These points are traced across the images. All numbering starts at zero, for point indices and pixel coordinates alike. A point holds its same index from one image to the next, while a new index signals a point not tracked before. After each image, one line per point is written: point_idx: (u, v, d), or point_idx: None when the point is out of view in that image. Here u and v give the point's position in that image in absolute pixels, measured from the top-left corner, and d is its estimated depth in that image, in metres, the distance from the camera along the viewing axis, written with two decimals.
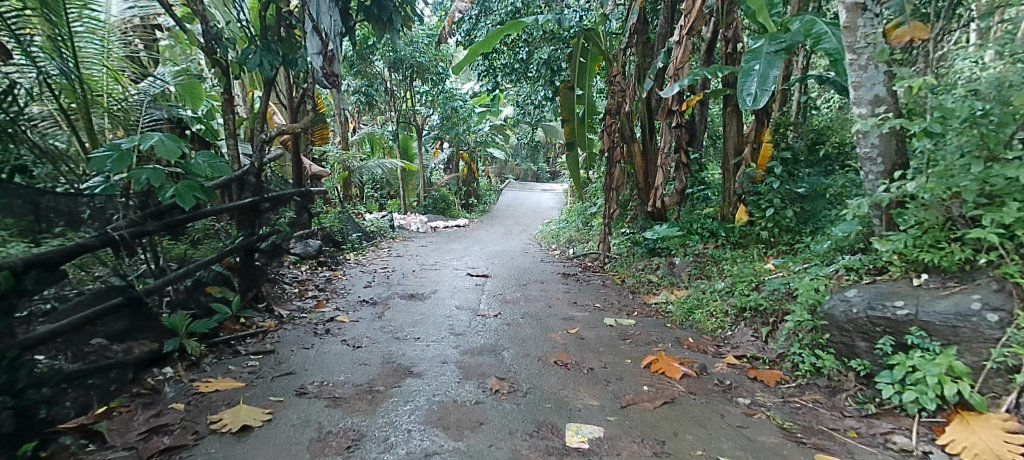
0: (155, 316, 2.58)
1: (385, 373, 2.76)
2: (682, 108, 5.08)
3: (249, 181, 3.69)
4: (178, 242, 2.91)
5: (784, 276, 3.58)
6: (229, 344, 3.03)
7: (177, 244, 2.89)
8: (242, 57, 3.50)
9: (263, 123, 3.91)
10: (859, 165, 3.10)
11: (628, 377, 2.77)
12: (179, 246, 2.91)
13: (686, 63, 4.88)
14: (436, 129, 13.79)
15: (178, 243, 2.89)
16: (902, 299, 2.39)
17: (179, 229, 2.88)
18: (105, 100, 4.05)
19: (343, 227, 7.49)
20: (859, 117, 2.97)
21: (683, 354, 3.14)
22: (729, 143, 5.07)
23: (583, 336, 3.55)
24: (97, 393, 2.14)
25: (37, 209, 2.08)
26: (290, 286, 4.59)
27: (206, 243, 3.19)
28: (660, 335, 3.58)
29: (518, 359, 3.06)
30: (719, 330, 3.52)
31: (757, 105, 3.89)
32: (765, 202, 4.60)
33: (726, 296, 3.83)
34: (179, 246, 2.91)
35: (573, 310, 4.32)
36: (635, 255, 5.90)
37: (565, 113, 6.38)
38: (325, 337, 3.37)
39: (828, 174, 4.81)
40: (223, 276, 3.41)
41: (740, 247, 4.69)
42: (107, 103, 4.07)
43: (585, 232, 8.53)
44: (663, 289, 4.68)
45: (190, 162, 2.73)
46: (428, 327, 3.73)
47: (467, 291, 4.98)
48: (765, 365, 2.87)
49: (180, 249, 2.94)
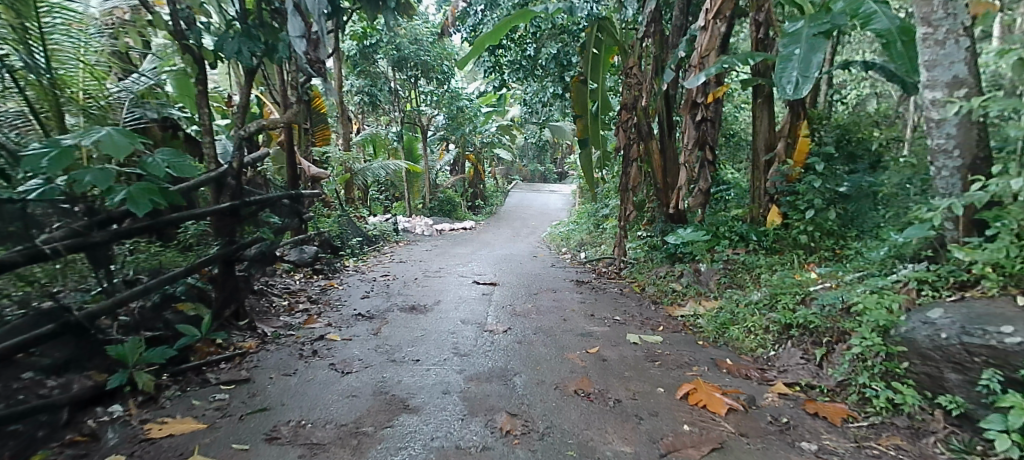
0: (100, 344, 2.16)
1: (376, 408, 2.35)
2: (708, 101, 4.62)
3: (228, 183, 3.24)
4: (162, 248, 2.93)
5: (835, 288, 3.14)
6: (199, 371, 2.63)
7: (164, 248, 2.95)
8: (217, 43, 3.09)
9: (242, 119, 3.43)
10: (930, 159, 2.67)
11: (663, 412, 2.34)
12: (159, 251, 2.90)
13: (713, 51, 4.46)
14: (441, 130, 13.36)
15: (160, 246, 2.93)
16: (1009, 324, 1.95)
17: (167, 234, 2.97)
18: (81, 97, 3.58)
19: (343, 232, 7.11)
20: (933, 102, 2.61)
21: (723, 380, 2.71)
22: (759, 137, 4.65)
23: (605, 357, 3.12)
24: (16, 443, 1.73)
25: (25, 215, 1.94)
26: (279, 297, 4.21)
27: (199, 249, 3.15)
28: (693, 355, 3.15)
29: (532, 388, 2.64)
30: (761, 350, 3.08)
31: (799, 94, 3.42)
32: (804, 203, 4.16)
33: (766, 311, 3.39)
34: (163, 251, 2.94)
35: (591, 324, 3.90)
36: (653, 261, 5.47)
37: (577, 109, 5.88)
38: (311, 361, 2.96)
39: (872, 171, 4.35)
40: (196, 291, 3.02)
41: (773, 253, 4.24)
42: (84, 101, 3.60)
43: (596, 235, 8.11)
44: (689, 299, 4.24)
45: (146, 161, 2.27)
46: (430, 346, 3.31)
47: (473, 302, 4.55)
48: (824, 396, 2.44)
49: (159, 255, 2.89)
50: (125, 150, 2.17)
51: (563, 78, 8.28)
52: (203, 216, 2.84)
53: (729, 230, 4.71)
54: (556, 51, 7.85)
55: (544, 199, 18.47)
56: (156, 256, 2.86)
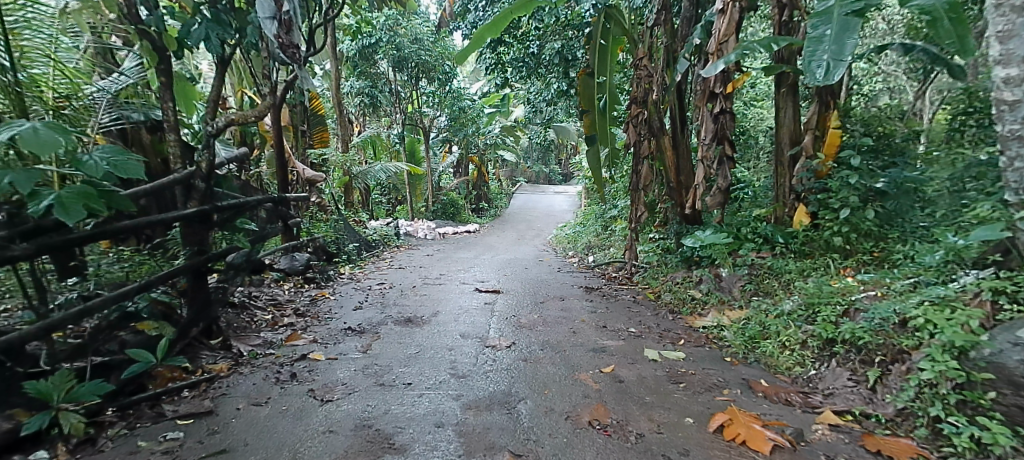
0: (13, 383, 1.81)
1: (356, 448, 2.00)
2: (727, 91, 4.22)
3: (197, 186, 2.91)
4: (149, 256, 2.74)
5: (883, 298, 2.77)
6: (157, 401, 2.29)
7: (154, 256, 2.78)
8: (183, 29, 2.77)
9: (210, 114, 3.05)
10: (1001, 148, 2.49)
11: (695, 451, 1.97)
12: (146, 259, 2.72)
13: (732, 35, 4.09)
14: (443, 132, 13.01)
15: (147, 254, 2.75)
16: None
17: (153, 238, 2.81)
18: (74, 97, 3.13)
19: (339, 237, 6.77)
20: (1007, 80, 2.45)
21: (761, 407, 2.33)
22: (783, 131, 4.27)
23: (621, 377, 2.76)
24: None
25: None
26: (263, 310, 3.87)
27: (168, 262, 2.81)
28: (722, 375, 2.77)
29: (539, 418, 2.28)
30: (799, 368, 2.72)
31: (830, 79, 3.05)
32: (837, 201, 3.76)
33: (802, 323, 3.02)
34: (150, 259, 2.75)
35: (603, 337, 3.53)
36: (669, 266, 5.11)
37: (583, 104, 5.57)
38: (288, 386, 2.61)
39: (912, 166, 3.97)
40: (160, 308, 2.69)
41: (803, 256, 3.86)
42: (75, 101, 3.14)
43: (605, 237, 7.74)
44: (711, 309, 3.87)
45: (81, 160, 1.93)
46: (424, 365, 2.96)
47: (475, 313, 4.18)
48: (883, 429, 2.07)
49: (145, 265, 2.68)
50: (55, 149, 1.81)
51: (569, 74, 7.90)
52: (163, 223, 2.52)
53: (752, 232, 4.34)
54: (560, 46, 7.47)
55: (549, 200, 18.12)
56: (140, 266, 2.67)
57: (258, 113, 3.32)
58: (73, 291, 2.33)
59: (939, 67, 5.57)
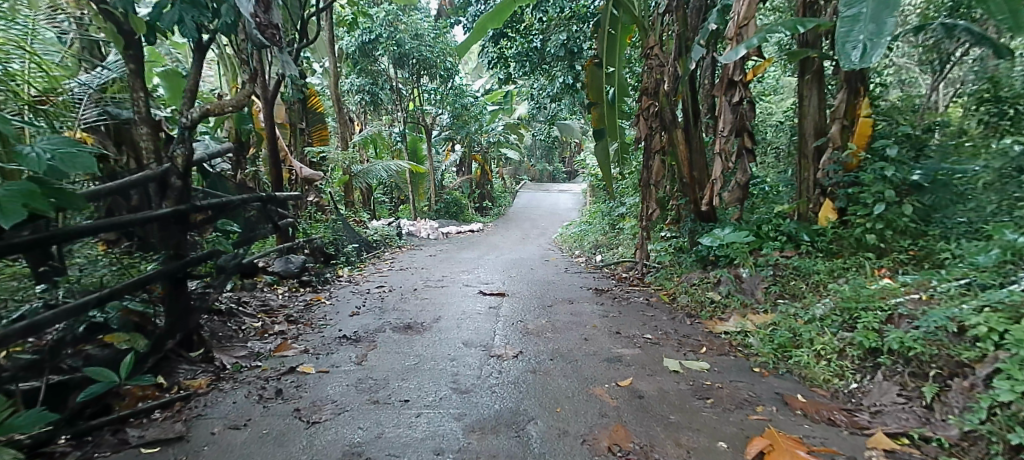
0: None
1: None
2: (748, 79, 3.94)
3: (173, 185, 2.68)
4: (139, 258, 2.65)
5: (929, 303, 2.50)
6: (122, 426, 2.04)
7: (142, 258, 2.69)
8: (155, 13, 2.53)
9: (187, 105, 2.80)
10: None
11: None
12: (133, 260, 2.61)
13: (752, 18, 3.79)
14: (446, 130, 12.76)
15: (137, 256, 2.68)
16: None
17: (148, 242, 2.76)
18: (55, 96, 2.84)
19: (337, 238, 6.50)
20: None
21: (804, 429, 2.06)
22: (807, 121, 3.99)
23: (641, 392, 2.49)
24: None
25: None
26: (253, 318, 3.63)
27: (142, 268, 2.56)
28: (753, 388, 2.50)
29: (552, 443, 2.01)
30: (838, 381, 2.45)
31: (868, 61, 2.79)
32: (870, 195, 3.48)
33: (838, 330, 2.74)
34: (138, 260, 2.66)
35: (617, 344, 3.27)
36: (683, 266, 4.83)
37: (592, 96, 5.27)
38: (272, 404, 2.36)
39: (946, 158, 3.70)
40: (133, 319, 2.45)
41: (831, 256, 3.59)
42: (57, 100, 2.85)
43: (613, 236, 7.44)
44: (732, 313, 3.58)
45: (23, 153, 1.68)
46: (423, 379, 2.69)
47: (479, 318, 3.92)
48: (948, 456, 1.80)
49: (131, 267, 2.56)
50: None
51: (574, 67, 7.60)
52: (132, 224, 2.28)
53: (774, 230, 4.04)
54: (565, 38, 7.17)
55: (553, 199, 17.84)
56: (127, 268, 2.53)
57: (237, 104, 3.06)
58: (41, 299, 2.11)
59: (956, 57, 5.23)
